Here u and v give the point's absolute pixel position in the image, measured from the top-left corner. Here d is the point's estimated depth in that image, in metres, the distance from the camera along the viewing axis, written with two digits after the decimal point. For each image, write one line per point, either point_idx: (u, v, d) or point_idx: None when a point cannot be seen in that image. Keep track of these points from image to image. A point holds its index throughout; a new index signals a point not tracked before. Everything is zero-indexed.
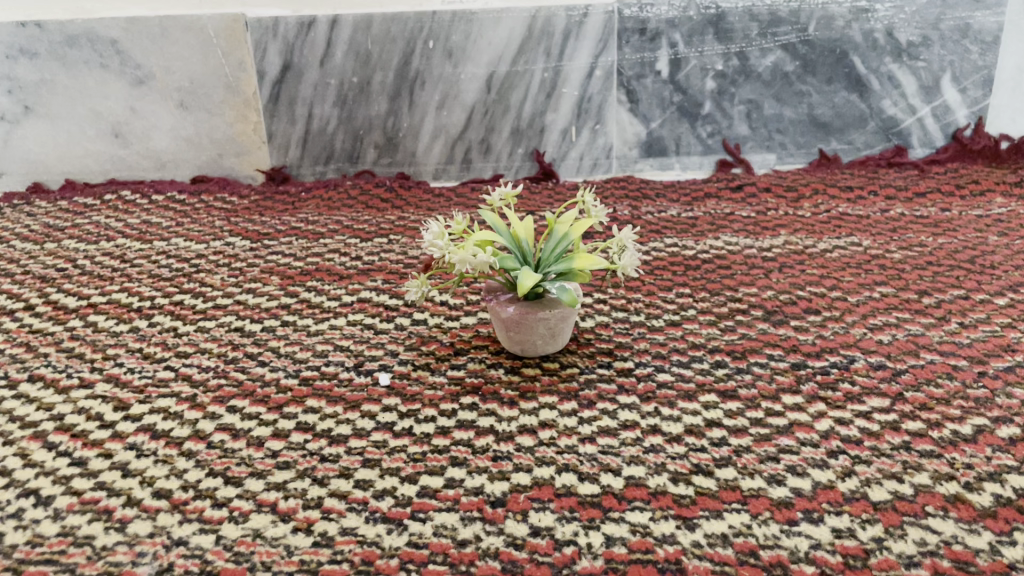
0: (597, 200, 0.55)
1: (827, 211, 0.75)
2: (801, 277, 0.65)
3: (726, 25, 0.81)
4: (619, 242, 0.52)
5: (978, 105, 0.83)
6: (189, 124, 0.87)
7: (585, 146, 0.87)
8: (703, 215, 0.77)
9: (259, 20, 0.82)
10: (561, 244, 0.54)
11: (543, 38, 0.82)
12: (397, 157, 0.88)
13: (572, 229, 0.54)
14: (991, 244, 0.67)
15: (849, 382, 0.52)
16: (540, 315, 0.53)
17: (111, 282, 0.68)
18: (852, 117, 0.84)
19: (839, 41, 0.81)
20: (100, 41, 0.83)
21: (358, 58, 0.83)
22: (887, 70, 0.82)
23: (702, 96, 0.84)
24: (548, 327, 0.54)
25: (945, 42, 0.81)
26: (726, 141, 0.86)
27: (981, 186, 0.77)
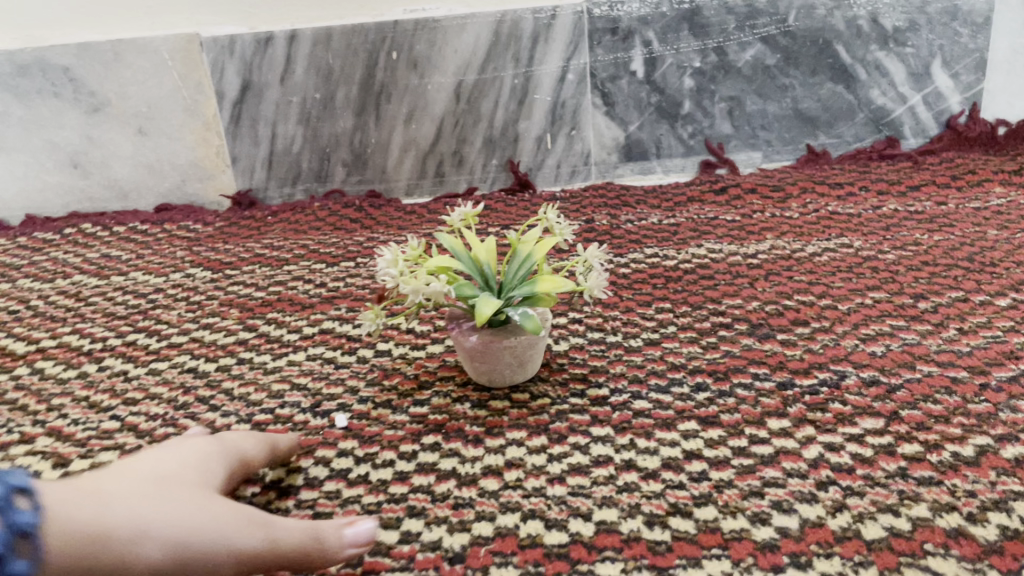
0: (561, 217, 0.51)
1: (816, 210, 0.71)
2: (788, 285, 0.61)
3: (701, 20, 0.77)
4: (586, 263, 0.49)
5: (972, 90, 0.79)
6: (149, 151, 0.83)
7: (561, 153, 0.83)
8: (685, 221, 0.73)
9: (214, 39, 0.78)
10: (522, 268, 0.50)
11: (511, 43, 0.78)
12: (367, 174, 0.85)
13: (535, 250, 0.51)
14: (991, 239, 0.63)
15: (840, 402, 0.48)
16: (505, 344, 0.50)
17: (63, 324, 0.65)
18: (839, 109, 0.80)
19: (820, 30, 0.77)
20: (52, 68, 0.80)
21: (320, 73, 0.80)
22: (874, 58, 0.78)
23: (680, 95, 0.80)
24: (514, 356, 0.50)
25: (933, 25, 0.76)
26: (708, 142, 0.82)
27: (978, 176, 0.73)
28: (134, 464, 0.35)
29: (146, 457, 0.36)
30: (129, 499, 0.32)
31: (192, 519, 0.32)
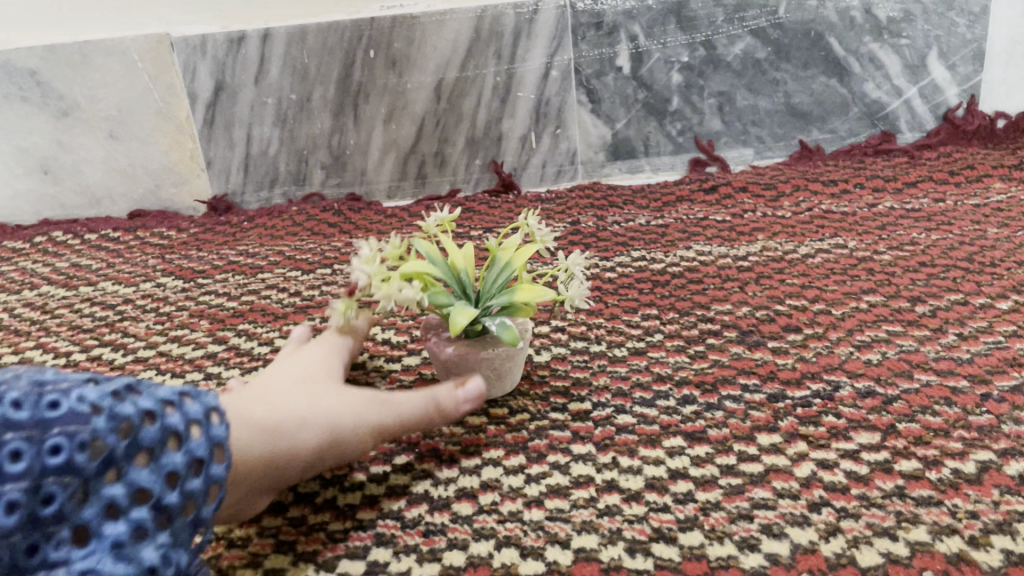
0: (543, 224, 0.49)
1: (810, 209, 0.69)
2: (779, 289, 0.58)
3: (689, 13, 0.74)
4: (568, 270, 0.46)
5: (969, 82, 0.76)
6: (121, 156, 0.81)
7: (547, 152, 0.80)
8: (674, 222, 0.71)
9: (185, 39, 0.76)
10: (501, 276, 0.48)
11: (492, 39, 0.75)
12: (346, 177, 0.82)
13: (515, 257, 0.48)
14: (990, 237, 0.61)
15: (833, 415, 0.45)
16: (482, 355, 0.47)
17: (26, 338, 0.62)
18: (833, 103, 0.77)
19: (812, 22, 0.74)
20: (18, 72, 0.77)
21: (295, 73, 0.77)
22: (868, 50, 0.75)
23: (668, 91, 0.77)
24: (492, 369, 0.48)
25: (929, 15, 0.74)
26: (698, 139, 0.79)
27: (977, 171, 0.70)
28: (265, 379, 0.41)
29: (273, 370, 0.42)
30: (272, 393, 0.39)
31: (323, 405, 0.39)
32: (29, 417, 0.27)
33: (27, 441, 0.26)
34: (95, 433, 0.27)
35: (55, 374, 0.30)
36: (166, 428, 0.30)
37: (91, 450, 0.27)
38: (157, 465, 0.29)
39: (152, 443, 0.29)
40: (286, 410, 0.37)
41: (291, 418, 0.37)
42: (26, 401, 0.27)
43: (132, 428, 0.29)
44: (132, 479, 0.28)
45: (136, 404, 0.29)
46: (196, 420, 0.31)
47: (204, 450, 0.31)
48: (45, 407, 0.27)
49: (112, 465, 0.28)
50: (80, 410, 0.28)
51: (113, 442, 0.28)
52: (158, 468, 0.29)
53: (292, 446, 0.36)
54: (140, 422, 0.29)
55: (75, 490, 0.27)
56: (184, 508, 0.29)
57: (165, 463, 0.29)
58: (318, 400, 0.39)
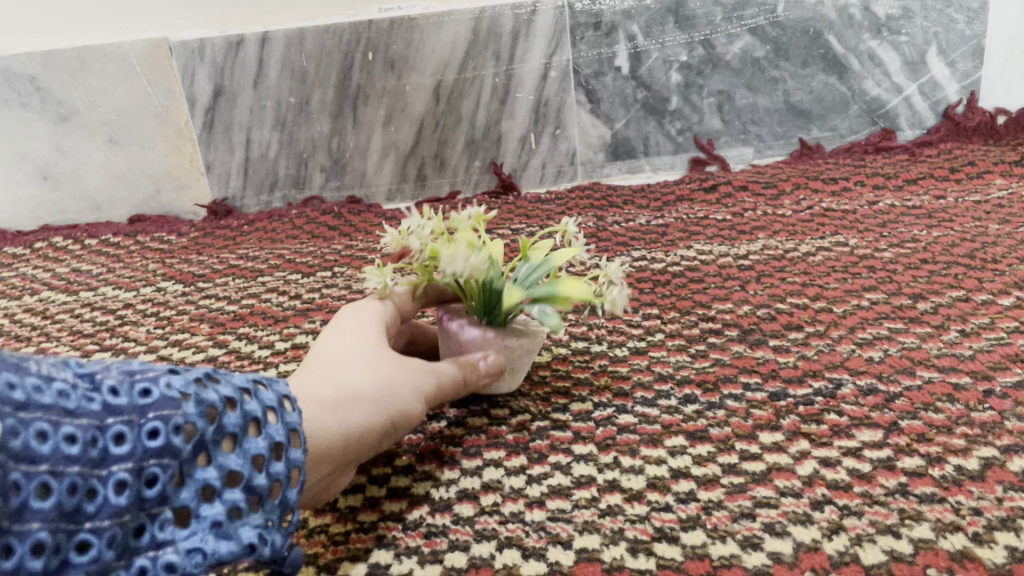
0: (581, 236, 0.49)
1: (810, 207, 0.69)
2: (780, 287, 0.58)
3: (687, 13, 0.74)
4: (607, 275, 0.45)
5: (969, 78, 0.76)
6: (121, 161, 0.81)
7: (546, 153, 0.80)
8: (674, 221, 0.70)
9: (183, 43, 0.76)
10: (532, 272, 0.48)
11: (491, 40, 0.75)
12: (346, 179, 0.82)
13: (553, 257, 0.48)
14: (992, 234, 0.60)
15: (836, 413, 0.45)
16: (506, 343, 0.46)
17: (27, 343, 0.62)
18: (832, 101, 0.77)
19: (811, 20, 0.74)
20: (17, 78, 0.77)
21: (294, 76, 0.77)
22: (867, 47, 0.75)
23: (667, 90, 0.77)
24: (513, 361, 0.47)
25: (928, 12, 0.74)
26: (698, 138, 0.79)
27: (978, 168, 0.70)
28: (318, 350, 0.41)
29: (322, 341, 0.42)
30: (335, 367, 0.38)
31: (388, 374, 0.39)
32: (125, 402, 0.26)
33: (128, 426, 0.26)
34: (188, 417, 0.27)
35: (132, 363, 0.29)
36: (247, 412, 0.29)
37: (185, 433, 0.27)
38: (248, 448, 0.29)
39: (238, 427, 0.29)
40: (356, 384, 0.37)
41: (362, 392, 0.37)
42: (120, 388, 0.26)
43: (218, 412, 0.28)
44: (219, 461, 0.28)
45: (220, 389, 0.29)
46: (273, 406, 0.31)
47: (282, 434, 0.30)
48: (137, 395, 0.27)
49: (204, 449, 0.28)
50: (171, 395, 0.27)
51: (200, 426, 0.27)
52: (242, 455, 0.29)
53: (367, 419, 0.37)
54: (223, 408, 0.29)
55: (172, 473, 0.26)
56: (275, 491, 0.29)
57: (252, 447, 0.29)
58: (379, 374, 0.39)
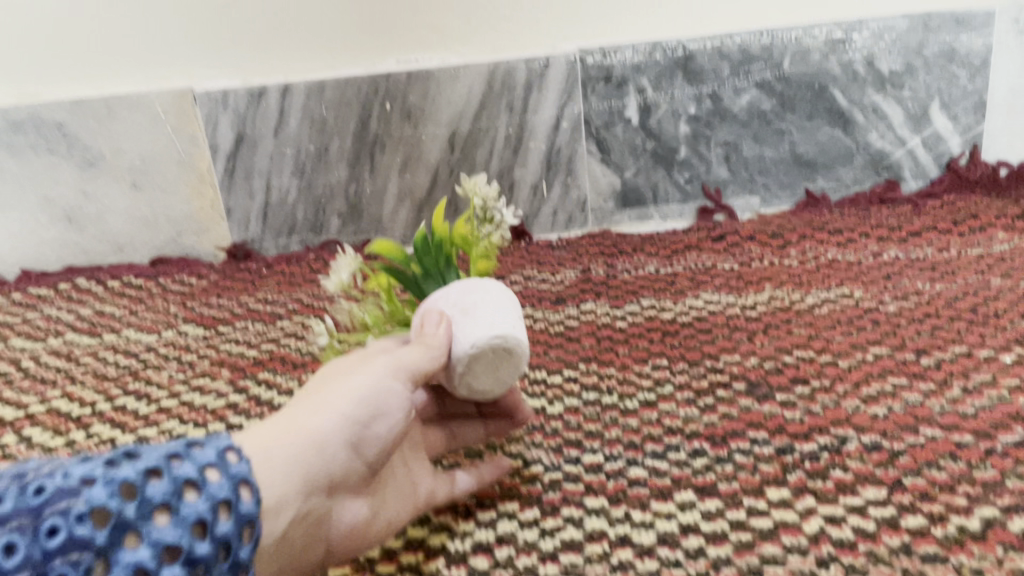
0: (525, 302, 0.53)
1: (816, 258, 0.70)
2: (787, 340, 0.59)
3: (695, 66, 0.77)
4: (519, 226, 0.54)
5: (971, 131, 0.78)
6: (144, 205, 0.83)
7: (558, 201, 0.82)
8: (683, 270, 0.72)
9: (207, 92, 0.79)
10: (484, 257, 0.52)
11: (505, 92, 0.78)
12: (363, 225, 0.84)
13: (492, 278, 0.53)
14: (994, 287, 0.62)
15: (841, 469, 0.46)
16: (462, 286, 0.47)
17: (53, 388, 0.64)
18: (837, 152, 0.79)
19: (816, 75, 0.76)
20: (45, 124, 0.80)
21: (313, 125, 0.80)
22: (871, 101, 0.77)
23: (676, 141, 0.79)
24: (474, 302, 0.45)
25: (931, 68, 0.76)
26: (706, 187, 0.81)
27: (980, 221, 0.72)
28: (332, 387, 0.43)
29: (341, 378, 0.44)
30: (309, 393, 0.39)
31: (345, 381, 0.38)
32: (25, 506, 0.27)
33: (23, 533, 0.26)
34: (90, 504, 0.28)
35: (48, 470, 0.30)
36: (175, 478, 0.30)
37: (92, 521, 0.27)
38: (175, 519, 0.29)
39: (163, 496, 0.29)
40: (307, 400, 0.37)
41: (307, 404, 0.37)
42: (12, 496, 0.28)
43: (133, 491, 0.29)
44: (154, 530, 0.28)
45: (131, 467, 0.30)
46: (207, 466, 0.31)
47: (223, 488, 0.31)
48: (29, 498, 0.27)
49: (127, 531, 0.28)
50: (68, 489, 0.28)
51: (119, 505, 0.28)
52: (177, 520, 0.29)
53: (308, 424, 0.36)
54: (141, 482, 0.29)
55: (91, 563, 0.27)
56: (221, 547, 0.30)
57: (185, 511, 0.29)
58: (328, 392, 0.37)
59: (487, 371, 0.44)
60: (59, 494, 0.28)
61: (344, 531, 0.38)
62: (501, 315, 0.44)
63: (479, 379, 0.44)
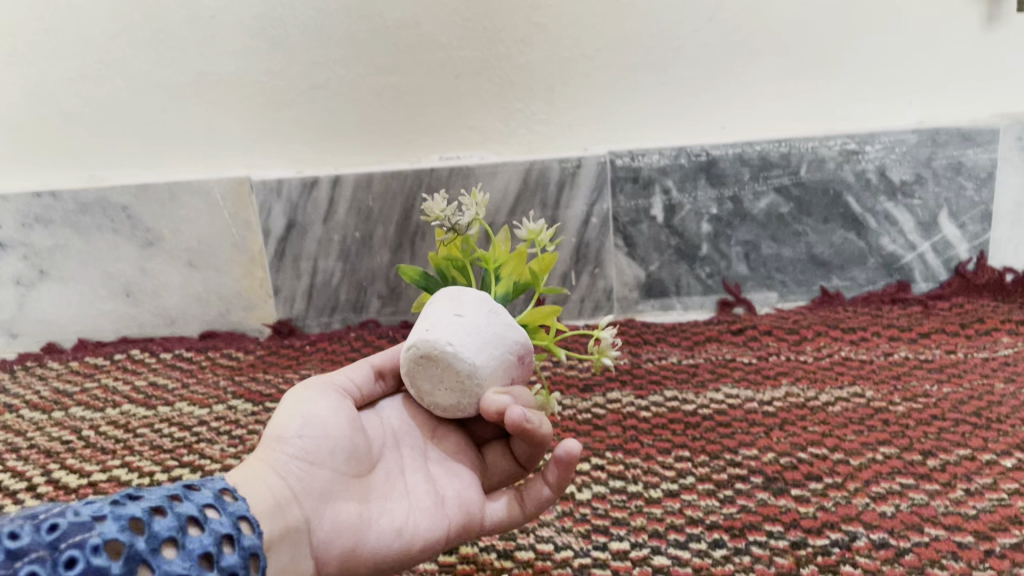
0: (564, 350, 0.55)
1: (830, 355, 0.75)
2: (802, 436, 0.63)
3: (718, 171, 0.82)
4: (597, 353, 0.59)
5: (978, 239, 0.82)
6: (197, 283, 0.89)
7: (585, 290, 0.87)
8: (704, 361, 0.77)
9: (263, 181, 0.85)
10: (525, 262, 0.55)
11: (539, 189, 0.84)
12: (401, 306, 0.89)
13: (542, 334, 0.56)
14: (997, 392, 0.66)
15: (851, 564, 0.50)
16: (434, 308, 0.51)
17: (112, 456, 0.68)
18: (851, 254, 0.84)
19: (831, 182, 0.81)
20: (112, 207, 0.86)
21: (360, 214, 0.86)
22: (883, 208, 0.82)
23: (698, 239, 0.85)
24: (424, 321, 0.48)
25: (939, 179, 0.81)
26: (726, 282, 0.86)
27: (986, 325, 0.76)
28: None
29: None
30: None
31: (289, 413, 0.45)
32: (32, 545, 0.30)
33: (44, 562, 0.29)
34: (107, 536, 0.31)
35: (44, 509, 0.33)
36: (179, 515, 0.33)
37: (109, 552, 0.30)
38: (182, 552, 0.32)
39: (166, 529, 0.33)
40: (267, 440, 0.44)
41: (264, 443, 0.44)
42: (27, 530, 0.30)
43: (144, 526, 0.32)
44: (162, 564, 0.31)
45: (140, 505, 0.33)
46: (205, 506, 0.35)
47: (224, 525, 0.35)
48: (46, 532, 0.30)
49: (139, 562, 0.31)
50: (83, 522, 0.31)
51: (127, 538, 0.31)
52: (185, 553, 0.32)
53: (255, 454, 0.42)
54: (145, 518, 0.32)
55: None
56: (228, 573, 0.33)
57: (191, 544, 0.33)
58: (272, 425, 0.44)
59: (436, 384, 0.46)
60: (66, 531, 0.30)
61: (334, 538, 0.40)
62: (432, 325, 0.46)
63: (435, 394, 0.46)
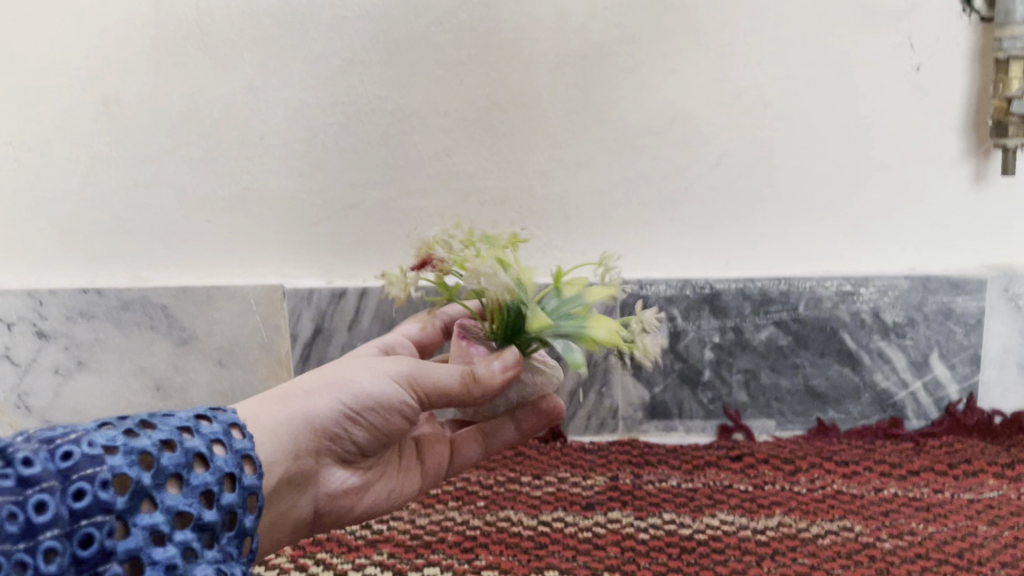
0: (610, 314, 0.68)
1: (822, 487, 0.78)
2: (791, 567, 0.66)
3: (721, 302, 0.87)
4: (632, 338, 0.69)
5: (967, 380, 0.86)
6: (224, 381, 0.94)
7: (592, 407, 0.91)
8: (703, 486, 0.80)
9: (296, 289, 0.91)
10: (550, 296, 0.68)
11: None
12: None
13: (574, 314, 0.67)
14: (980, 534, 0.69)
15: None
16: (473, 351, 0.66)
17: None
18: (846, 388, 0.88)
19: (827, 319, 0.86)
20: (153, 305, 0.93)
21: (383, 324, 0.91)
22: (876, 346, 0.86)
23: (701, 365, 0.89)
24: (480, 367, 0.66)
25: (930, 322, 0.85)
26: (727, 408, 0.90)
27: (973, 465, 0.79)
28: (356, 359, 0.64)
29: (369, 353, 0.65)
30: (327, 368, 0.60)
31: (340, 374, 0.59)
32: (56, 469, 0.39)
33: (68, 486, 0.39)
34: (123, 471, 0.41)
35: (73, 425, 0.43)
36: (188, 452, 0.45)
37: (125, 484, 0.41)
38: (184, 490, 0.44)
39: (174, 466, 0.44)
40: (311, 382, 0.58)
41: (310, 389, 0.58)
42: (52, 454, 0.39)
43: (155, 463, 0.43)
44: (170, 494, 0.43)
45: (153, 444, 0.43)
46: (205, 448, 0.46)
47: (224, 464, 0.47)
48: (65, 457, 0.39)
49: (148, 496, 0.42)
50: (104, 455, 0.41)
51: (142, 474, 0.42)
52: (188, 490, 0.44)
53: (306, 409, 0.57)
54: (157, 454, 0.43)
55: (121, 519, 0.40)
56: (223, 506, 0.46)
57: (194, 480, 0.44)
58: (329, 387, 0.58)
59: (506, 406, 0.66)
60: (89, 461, 0.40)
61: (336, 486, 0.61)
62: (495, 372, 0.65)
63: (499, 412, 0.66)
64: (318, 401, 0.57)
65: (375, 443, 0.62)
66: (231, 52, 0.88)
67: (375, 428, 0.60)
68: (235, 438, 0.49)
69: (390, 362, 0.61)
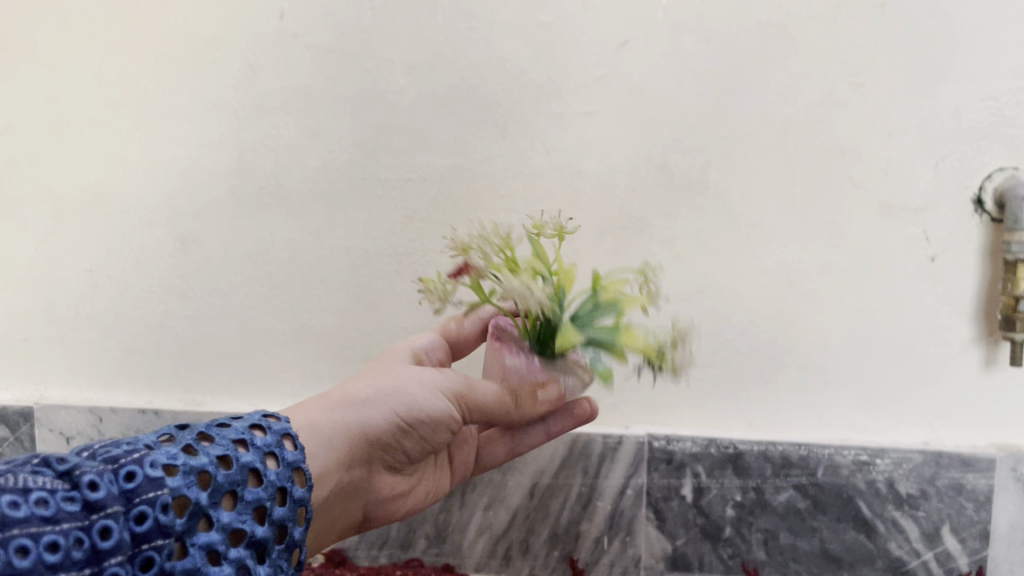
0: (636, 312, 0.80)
1: None
2: None
3: (743, 463, 0.92)
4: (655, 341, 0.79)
5: (978, 554, 0.90)
6: None
7: (616, 554, 0.96)
8: None
9: None
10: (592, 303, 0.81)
11: (582, 458, 0.94)
12: (445, 548, 0.98)
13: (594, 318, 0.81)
14: None
15: None
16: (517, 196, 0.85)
17: None
18: (861, 553, 0.92)
19: (844, 485, 0.91)
20: None
21: None
22: (891, 515, 0.91)
23: (722, 520, 0.93)
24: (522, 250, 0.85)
25: (942, 495, 0.90)
26: (745, 564, 0.94)
27: None
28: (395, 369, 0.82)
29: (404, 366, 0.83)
30: (378, 378, 0.79)
31: (393, 383, 0.77)
32: (122, 489, 0.47)
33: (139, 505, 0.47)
34: (187, 492, 0.50)
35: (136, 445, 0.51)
36: (242, 470, 0.55)
37: (187, 504, 0.50)
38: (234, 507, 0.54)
39: (229, 484, 0.54)
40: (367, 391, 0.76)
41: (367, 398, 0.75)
42: (125, 477, 0.48)
43: (211, 482, 0.53)
44: (224, 511, 0.53)
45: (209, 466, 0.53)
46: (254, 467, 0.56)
47: (274, 478, 0.58)
48: (133, 480, 0.48)
49: (205, 516, 0.51)
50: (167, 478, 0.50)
51: (201, 494, 0.51)
52: (241, 505, 0.54)
53: (364, 415, 0.74)
54: (215, 473, 0.53)
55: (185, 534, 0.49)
56: (274, 519, 0.56)
57: (246, 496, 0.55)
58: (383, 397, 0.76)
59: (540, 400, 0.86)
60: (151, 485, 0.48)
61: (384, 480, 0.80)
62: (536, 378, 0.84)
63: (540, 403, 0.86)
64: (379, 406, 0.75)
65: (417, 446, 0.80)
66: (302, 203, 0.97)
67: (418, 432, 0.78)
68: (288, 450, 0.61)
69: (440, 380, 0.79)
